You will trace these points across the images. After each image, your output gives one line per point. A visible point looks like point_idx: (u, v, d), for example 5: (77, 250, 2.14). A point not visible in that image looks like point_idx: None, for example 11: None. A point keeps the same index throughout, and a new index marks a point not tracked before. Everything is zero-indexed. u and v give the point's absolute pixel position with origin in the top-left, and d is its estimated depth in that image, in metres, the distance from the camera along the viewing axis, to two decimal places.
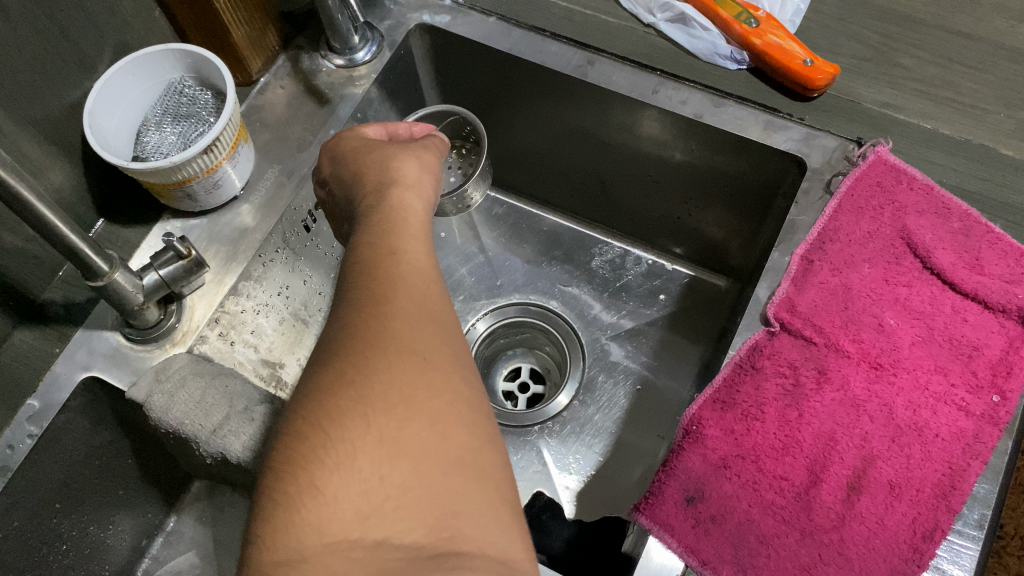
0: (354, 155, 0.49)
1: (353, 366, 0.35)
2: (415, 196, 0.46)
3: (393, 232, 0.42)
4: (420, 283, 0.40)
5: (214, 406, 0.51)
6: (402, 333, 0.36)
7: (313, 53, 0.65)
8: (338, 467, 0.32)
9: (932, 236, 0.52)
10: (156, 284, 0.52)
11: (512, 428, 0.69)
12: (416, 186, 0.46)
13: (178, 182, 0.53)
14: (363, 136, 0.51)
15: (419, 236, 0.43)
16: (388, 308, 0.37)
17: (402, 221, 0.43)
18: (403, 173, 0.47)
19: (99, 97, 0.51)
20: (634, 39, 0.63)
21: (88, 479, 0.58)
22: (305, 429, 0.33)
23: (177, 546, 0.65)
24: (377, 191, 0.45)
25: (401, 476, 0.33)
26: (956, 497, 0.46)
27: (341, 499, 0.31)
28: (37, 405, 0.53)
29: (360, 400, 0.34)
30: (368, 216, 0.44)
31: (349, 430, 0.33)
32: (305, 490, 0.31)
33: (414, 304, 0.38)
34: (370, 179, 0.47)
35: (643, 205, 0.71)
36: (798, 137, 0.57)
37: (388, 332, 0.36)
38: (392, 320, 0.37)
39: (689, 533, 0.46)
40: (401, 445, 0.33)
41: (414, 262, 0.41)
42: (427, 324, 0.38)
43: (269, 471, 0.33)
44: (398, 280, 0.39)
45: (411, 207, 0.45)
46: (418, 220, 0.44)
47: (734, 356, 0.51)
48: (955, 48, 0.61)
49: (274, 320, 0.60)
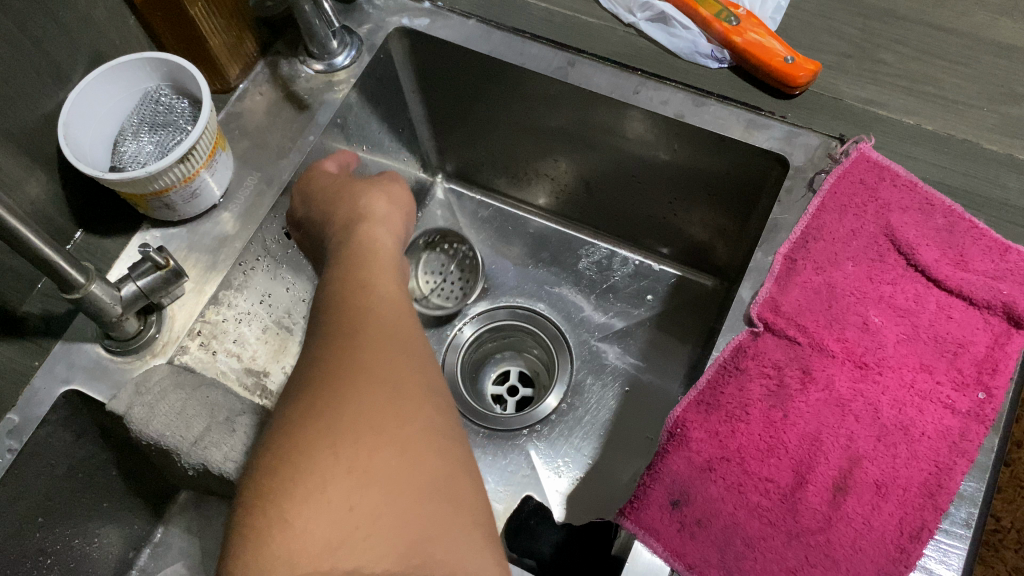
0: (324, 195, 0.52)
1: (324, 396, 0.35)
2: (382, 230, 0.49)
3: (363, 266, 0.44)
4: (390, 313, 0.40)
5: (195, 417, 0.51)
6: (372, 361, 0.36)
7: (291, 58, 0.64)
8: (309, 497, 0.32)
9: (915, 232, 0.52)
10: (134, 295, 0.52)
11: (500, 432, 0.69)
12: (385, 223, 0.50)
13: (156, 191, 0.52)
14: (329, 174, 0.55)
15: (389, 265, 0.45)
16: (357, 336, 0.38)
17: (371, 253, 0.46)
18: (371, 209, 0.51)
19: (74, 107, 0.51)
20: (615, 39, 0.63)
21: (72, 492, 0.58)
22: (273, 461, 0.34)
23: (165, 558, 0.65)
24: (347, 226, 0.49)
25: (368, 503, 0.32)
26: (943, 496, 0.45)
27: (310, 529, 0.32)
28: (16, 419, 0.52)
29: (328, 428, 0.34)
30: (340, 249, 0.47)
31: (317, 460, 0.33)
32: (276, 523, 0.32)
33: (384, 330, 0.39)
34: (340, 216, 0.50)
35: (628, 205, 0.71)
36: (780, 135, 0.57)
37: (356, 359, 0.36)
38: (362, 348, 0.37)
39: (675, 537, 0.45)
40: (371, 471, 0.33)
41: (382, 292, 0.42)
42: (398, 351, 0.38)
43: (241, 504, 0.33)
44: (368, 309, 0.40)
45: (380, 240, 0.48)
46: (386, 251, 0.47)
47: (718, 357, 0.51)
48: (936, 43, 0.60)
49: (256, 329, 0.61)
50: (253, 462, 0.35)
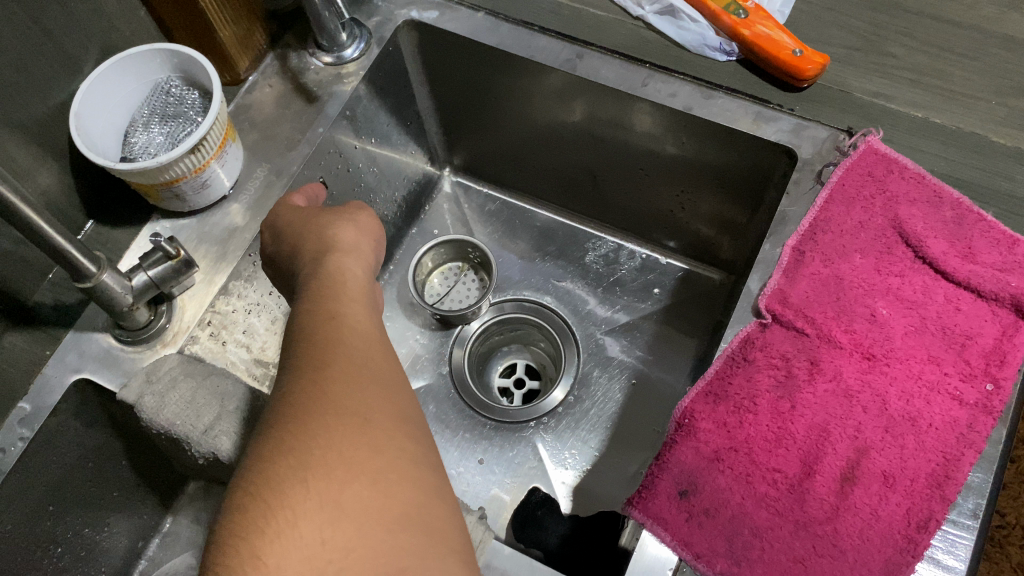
0: (292, 227, 0.51)
1: (293, 436, 0.37)
2: (354, 260, 0.49)
3: (335, 296, 0.45)
4: (363, 342, 0.43)
5: (205, 406, 0.51)
6: (341, 397, 0.38)
7: (301, 51, 0.65)
8: (280, 535, 0.34)
9: (923, 225, 0.52)
10: (145, 285, 0.52)
11: (507, 424, 0.69)
12: (356, 252, 0.50)
13: (166, 182, 0.53)
14: (295, 205, 0.54)
15: (362, 299, 0.46)
16: (326, 373, 0.40)
17: (341, 285, 0.46)
18: (339, 240, 0.50)
19: (86, 98, 0.51)
20: (622, 32, 0.63)
21: (83, 480, 0.58)
22: (245, 501, 0.35)
23: (174, 547, 0.66)
24: (315, 260, 0.49)
25: (342, 538, 0.34)
26: (951, 487, 0.46)
27: (282, 568, 0.33)
28: (28, 407, 0.53)
29: (301, 465, 0.36)
30: (307, 284, 0.47)
31: (289, 497, 0.35)
32: (248, 562, 0.33)
33: (353, 365, 0.41)
34: (309, 250, 0.49)
35: (635, 198, 0.71)
36: (788, 128, 0.57)
37: (327, 396, 0.38)
38: (332, 383, 0.39)
39: (682, 526, 0.46)
40: (343, 506, 0.35)
41: (353, 323, 0.44)
42: (368, 382, 0.40)
43: (214, 544, 0.34)
44: (338, 344, 0.42)
45: (350, 270, 0.48)
46: (357, 281, 0.48)
47: (726, 348, 0.51)
48: (945, 36, 0.60)
49: (266, 320, 0.60)
50: (225, 502, 0.36)
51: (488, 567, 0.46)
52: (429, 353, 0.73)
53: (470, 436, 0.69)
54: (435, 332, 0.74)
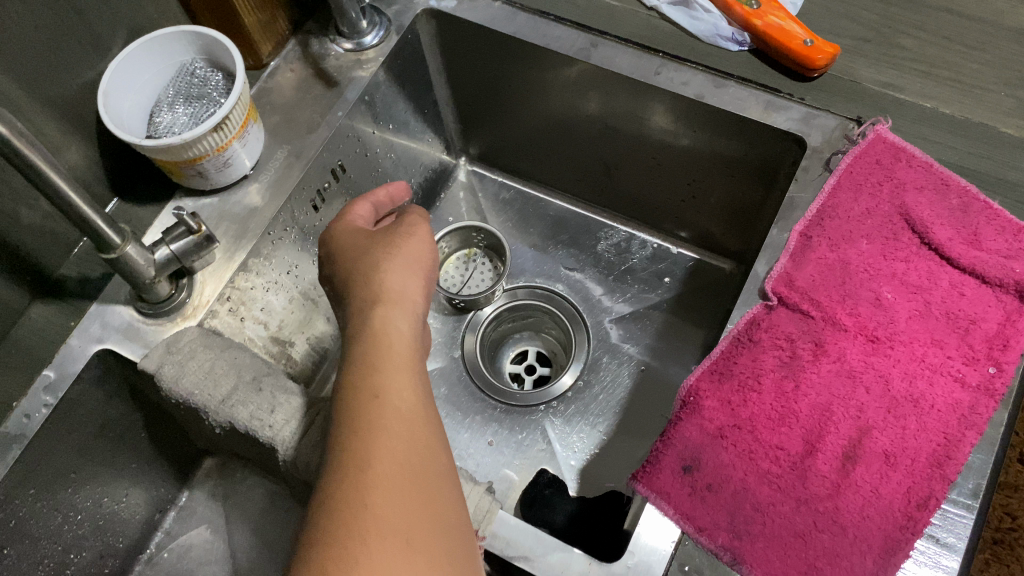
0: (347, 258, 0.52)
1: (333, 562, 0.35)
2: (401, 314, 0.48)
3: (378, 369, 0.44)
4: (408, 430, 0.41)
5: (223, 376, 0.53)
6: (382, 514, 0.37)
7: (322, 37, 0.66)
8: None
9: (930, 212, 0.53)
10: (167, 259, 0.53)
11: (517, 408, 0.70)
12: (403, 301, 0.49)
13: (190, 159, 0.54)
14: (353, 224, 0.55)
15: (408, 366, 0.45)
16: (370, 478, 0.38)
17: (387, 350, 0.45)
18: (389, 287, 0.49)
19: (115, 78, 0.53)
20: (637, 23, 0.64)
21: (103, 450, 0.60)
22: None
23: (189, 521, 0.68)
24: (363, 313, 0.48)
25: None
26: (951, 466, 0.46)
27: None
28: (52, 375, 0.54)
29: None
30: (354, 346, 0.46)
31: None
32: None
33: (397, 465, 0.39)
34: (358, 299, 0.49)
35: (648, 187, 0.72)
36: (798, 116, 0.57)
37: (368, 512, 0.37)
38: (374, 495, 0.38)
39: (685, 500, 0.47)
40: None
41: (398, 403, 0.42)
42: (411, 488, 0.39)
43: None
44: (382, 436, 0.40)
45: (396, 328, 0.47)
46: (403, 342, 0.46)
47: (732, 329, 0.52)
48: (956, 29, 0.61)
49: (282, 298, 0.63)
50: None
51: (494, 535, 0.47)
52: (442, 338, 0.74)
53: (481, 418, 0.70)
54: (448, 317, 0.75)
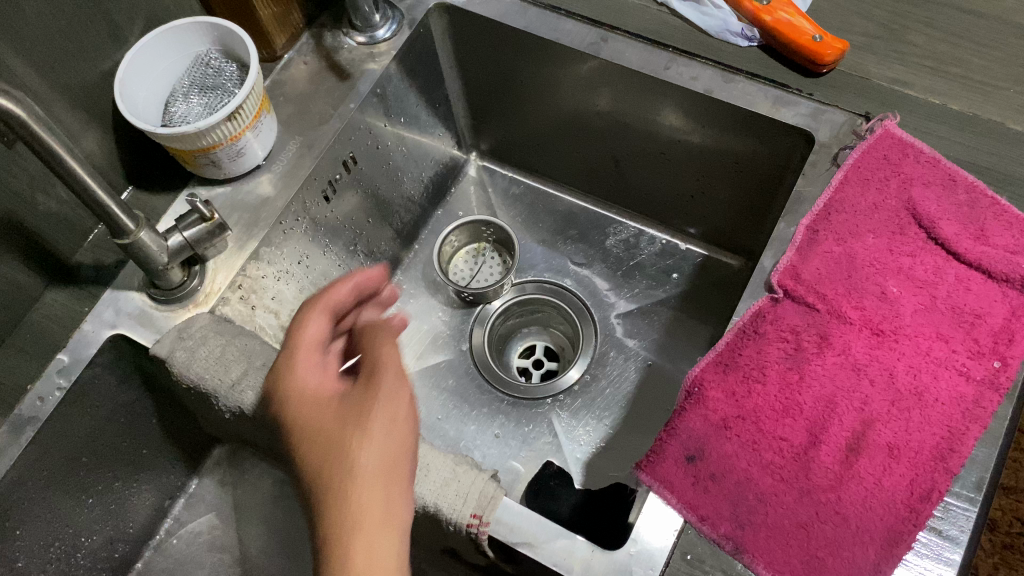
0: (309, 406, 0.44)
1: None
2: (370, 447, 0.42)
3: (344, 446, 0.42)
4: (376, 521, 0.40)
5: (233, 361, 0.53)
6: None
7: (335, 31, 0.67)
8: None
9: (937, 207, 0.53)
10: (180, 246, 0.54)
11: (524, 401, 0.71)
12: (379, 435, 0.42)
13: (203, 148, 0.55)
14: (314, 333, 0.47)
15: (382, 486, 0.41)
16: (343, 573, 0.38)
17: (354, 526, 0.40)
18: (366, 467, 0.41)
19: (131, 68, 0.54)
20: (647, 17, 0.65)
21: (115, 435, 0.61)
22: None
23: (198, 508, 0.69)
24: (330, 461, 0.42)
25: None
26: (954, 459, 0.46)
27: None
28: (66, 359, 0.55)
29: None
30: (320, 511, 0.41)
31: None
32: None
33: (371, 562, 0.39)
34: (325, 481, 0.41)
35: (657, 183, 0.72)
36: (807, 111, 0.58)
37: None
38: None
39: (688, 490, 0.47)
40: None
41: (371, 490, 0.41)
42: None
43: None
44: (356, 522, 0.40)
45: (368, 464, 0.42)
46: (387, 508, 0.41)
47: (738, 321, 0.52)
48: (967, 26, 0.61)
49: (293, 288, 0.64)
50: None
51: (499, 522, 0.48)
52: (450, 331, 0.75)
53: (488, 411, 0.70)
54: (457, 310, 0.76)
